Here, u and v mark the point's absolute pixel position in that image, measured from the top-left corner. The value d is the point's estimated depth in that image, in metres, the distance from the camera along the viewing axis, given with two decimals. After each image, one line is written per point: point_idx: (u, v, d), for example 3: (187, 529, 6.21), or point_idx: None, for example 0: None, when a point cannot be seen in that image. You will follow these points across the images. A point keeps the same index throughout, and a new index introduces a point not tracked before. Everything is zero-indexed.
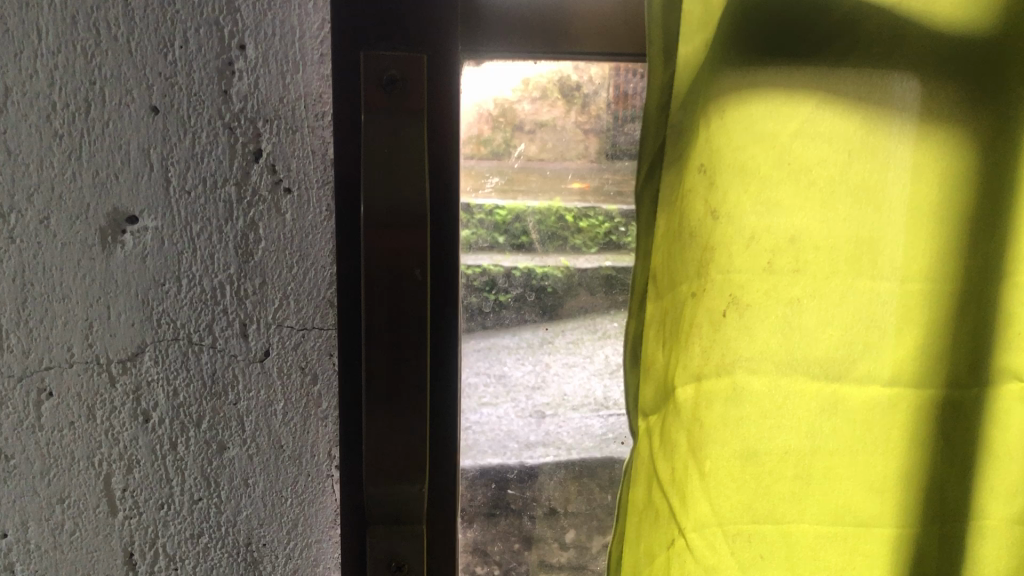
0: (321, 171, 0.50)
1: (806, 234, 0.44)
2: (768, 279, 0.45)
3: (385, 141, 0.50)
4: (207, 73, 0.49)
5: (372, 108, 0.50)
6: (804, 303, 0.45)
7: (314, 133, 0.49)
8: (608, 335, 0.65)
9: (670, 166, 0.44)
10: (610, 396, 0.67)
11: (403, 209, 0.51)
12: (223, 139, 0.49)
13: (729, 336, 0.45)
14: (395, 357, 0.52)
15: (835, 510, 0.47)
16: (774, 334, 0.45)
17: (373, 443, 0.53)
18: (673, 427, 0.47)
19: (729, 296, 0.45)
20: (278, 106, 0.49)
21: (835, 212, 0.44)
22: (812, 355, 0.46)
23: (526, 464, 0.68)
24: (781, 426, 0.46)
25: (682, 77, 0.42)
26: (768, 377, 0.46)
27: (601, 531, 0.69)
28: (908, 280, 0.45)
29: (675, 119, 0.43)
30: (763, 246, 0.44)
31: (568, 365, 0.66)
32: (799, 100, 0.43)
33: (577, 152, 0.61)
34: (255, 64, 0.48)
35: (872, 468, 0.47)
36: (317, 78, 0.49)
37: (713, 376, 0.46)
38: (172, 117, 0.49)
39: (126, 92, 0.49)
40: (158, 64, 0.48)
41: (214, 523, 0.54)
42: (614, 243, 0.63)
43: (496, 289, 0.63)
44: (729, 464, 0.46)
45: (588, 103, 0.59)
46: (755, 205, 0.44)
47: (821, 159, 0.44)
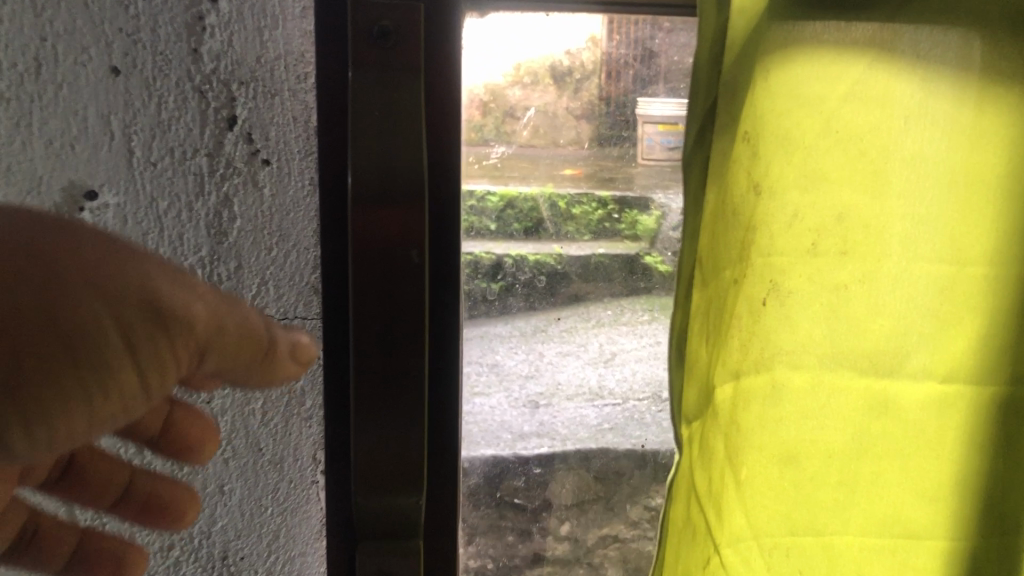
0: (303, 140, 0.45)
1: (855, 211, 0.39)
2: (812, 263, 0.40)
3: (376, 104, 0.43)
4: (175, 29, 0.43)
5: (361, 68, 0.43)
6: (852, 290, 0.40)
7: (296, 97, 0.45)
8: (602, 323, 0.60)
9: (721, 136, 0.39)
10: (605, 385, 0.61)
11: (398, 175, 0.43)
12: (193, 104, 0.44)
13: (769, 327, 0.40)
14: (389, 359, 0.44)
15: (878, 522, 0.43)
16: (818, 325, 0.40)
17: (362, 447, 0.46)
18: (709, 429, 0.42)
19: (771, 282, 0.40)
20: (255, 67, 0.44)
21: (889, 187, 0.39)
22: (858, 348, 0.41)
23: (520, 455, 0.62)
24: (823, 428, 0.41)
25: (740, 24, 0.37)
26: (810, 373, 0.41)
27: (597, 522, 0.65)
28: (967, 265, 0.40)
29: (727, 76, 0.38)
30: (807, 225, 0.39)
31: (562, 353, 0.61)
32: (850, 58, 0.38)
33: (570, 139, 0.56)
34: (229, 18, 0.43)
35: (925, 476, 0.42)
36: (299, 35, 0.44)
37: (752, 373, 0.41)
38: (133, 79, 0.43)
39: (82, 51, 0.43)
40: (119, 19, 0.42)
41: (185, 537, 0.49)
42: (607, 229, 0.58)
43: (501, 276, 0.57)
44: (766, 471, 0.42)
45: (582, 88, 0.55)
46: (798, 178, 0.39)
47: (873, 126, 0.38)
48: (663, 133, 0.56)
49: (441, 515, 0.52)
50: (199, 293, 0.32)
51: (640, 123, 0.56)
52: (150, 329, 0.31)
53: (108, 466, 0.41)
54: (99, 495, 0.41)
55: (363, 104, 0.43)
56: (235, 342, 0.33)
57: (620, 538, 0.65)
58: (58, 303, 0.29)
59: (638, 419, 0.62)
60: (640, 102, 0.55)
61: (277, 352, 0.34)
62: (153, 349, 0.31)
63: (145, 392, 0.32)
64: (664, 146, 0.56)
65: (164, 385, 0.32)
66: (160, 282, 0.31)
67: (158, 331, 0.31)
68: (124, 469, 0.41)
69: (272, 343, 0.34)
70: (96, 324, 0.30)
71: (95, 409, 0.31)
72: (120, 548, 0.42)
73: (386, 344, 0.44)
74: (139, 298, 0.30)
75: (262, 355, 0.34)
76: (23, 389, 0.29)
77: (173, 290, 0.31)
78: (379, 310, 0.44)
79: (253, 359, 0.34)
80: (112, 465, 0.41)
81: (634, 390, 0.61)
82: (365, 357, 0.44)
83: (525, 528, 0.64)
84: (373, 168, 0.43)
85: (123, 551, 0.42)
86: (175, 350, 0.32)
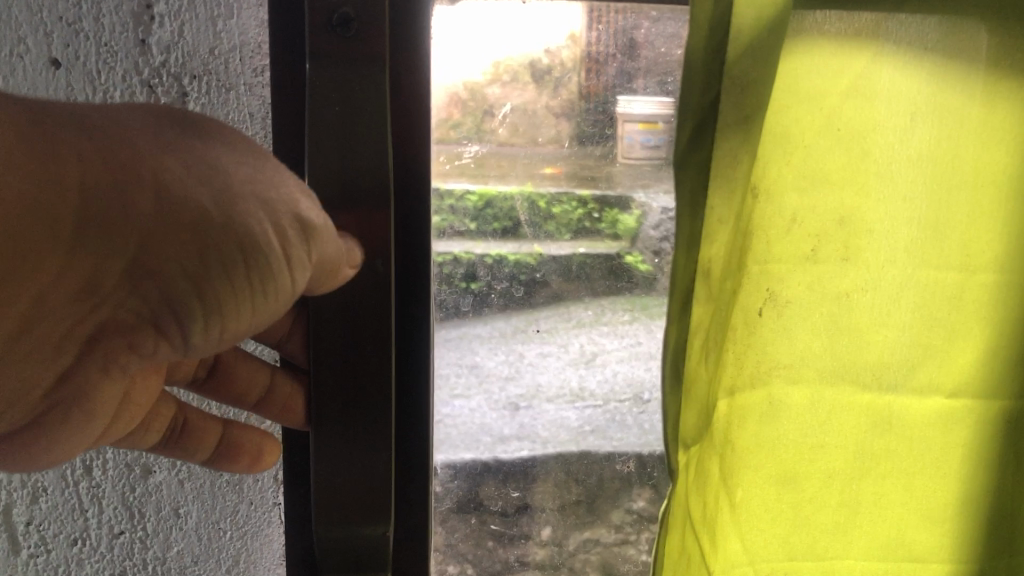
0: (260, 138, 0.43)
1: (856, 214, 0.40)
2: (810, 271, 0.40)
3: (336, 100, 0.39)
4: (121, 18, 0.41)
5: (319, 60, 0.39)
6: (854, 298, 0.41)
7: (252, 90, 0.43)
8: (582, 323, 0.57)
9: (727, 133, 0.36)
10: (586, 386, 0.59)
11: (359, 177, 0.39)
12: (142, 98, 0.42)
13: (765, 339, 0.41)
14: (352, 376, 0.41)
15: (884, 544, 0.44)
16: (817, 336, 0.41)
17: (323, 473, 0.42)
18: (702, 455, 0.41)
19: (766, 292, 0.40)
20: (208, 59, 0.42)
21: (892, 187, 0.39)
22: (860, 361, 0.41)
23: (500, 458, 0.59)
24: (822, 445, 0.42)
25: (746, 21, 0.35)
26: (812, 387, 0.42)
27: (580, 527, 0.61)
28: (972, 269, 0.40)
29: (736, 69, 0.35)
30: (806, 230, 0.39)
31: (542, 355, 0.58)
32: (856, 48, 0.37)
33: (549, 137, 0.52)
34: (180, 8, 0.41)
35: (931, 502, 0.43)
36: (254, 24, 0.42)
37: (748, 388, 0.41)
38: (75, 73, 0.42)
39: (20, 41, 0.41)
40: (58, 6, 0.41)
41: (140, 561, 0.47)
42: (587, 229, 0.55)
43: (478, 282, 0.54)
44: (767, 488, 0.42)
45: (561, 86, 0.51)
46: (796, 180, 0.39)
47: (878, 122, 0.38)
48: (643, 132, 0.52)
49: (409, 535, 0.49)
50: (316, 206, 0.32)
51: (620, 122, 0.52)
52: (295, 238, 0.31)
53: (248, 369, 0.41)
54: (243, 391, 0.41)
55: (322, 99, 0.39)
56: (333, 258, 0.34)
57: (602, 541, 0.62)
58: (216, 190, 0.29)
59: (621, 422, 0.59)
60: (619, 100, 0.52)
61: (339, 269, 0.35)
62: (293, 251, 0.31)
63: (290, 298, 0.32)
64: (645, 145, 0.53)
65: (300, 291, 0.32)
66: (300, 191, 0.32)
67: (300, 237, 0.31)
68: (263, 370, 0.42)
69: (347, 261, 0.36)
70: (253, 223, 0.29)
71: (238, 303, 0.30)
72: (256, 437, 0.41)
73: (350, 361, 0.41)
74: (282, 204, 0.31)
75: (338, 269, 0.35)
76: (184, 276, 0.29)
77: (308, 201, 0.32)
78: (342, 324, 0.40)
79: (335, 268, 0.34)
80: (253, 365, 0.42)
81: (615, 391, 0.59)
82: (326, 375, 0.41)
83: (508, 534, 0.61)
84: (330, 168, 0.39)
85: (260, 438, 0.41)
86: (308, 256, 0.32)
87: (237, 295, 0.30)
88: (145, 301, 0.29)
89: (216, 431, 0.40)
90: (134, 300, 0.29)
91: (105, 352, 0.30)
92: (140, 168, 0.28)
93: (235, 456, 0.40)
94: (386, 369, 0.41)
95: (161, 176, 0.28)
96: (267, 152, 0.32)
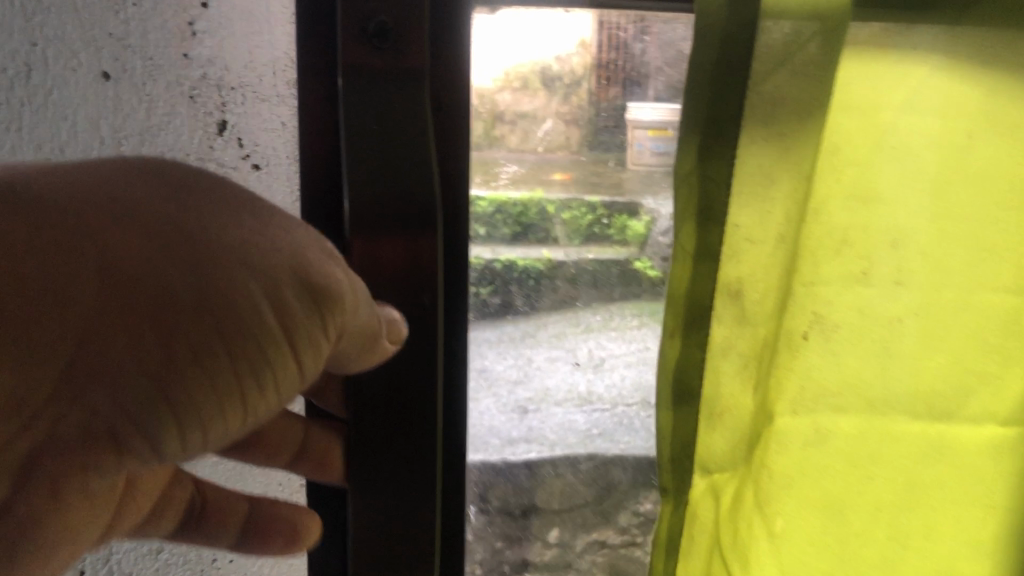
0: (288, 144, 0.49)
1: (907, 233, 0.50)
2: (855, 289, 0.51)
3: (372, 114, 0.42)
4: (165, 33, 0.45)
5: (356, 75, 0.42)
6: (904, 320, 0.51)
7: (284, 102, 0.49)
8: (591, 328, 0.61)
9: (758, 150, 0.47)
10: (593, 392, 0.62)
11: (402, 204, 0.42)
12: (183, 108, 0.46)
13: (810, 365, 0.52)
14: (400, 418, 0.43)
15: (923, 558, 0.55)
16: (859, 359, 0.52)
17: (375, 512, 0.45)
18: (725, 481, 0.53)
19: (812, 314, 0.51)
20: (244, 72, 0.47)
21: (942, 201, 0.50)
22: (900, 384, 0.53)
23: (509, 460, 0.63)
24: (860, 467, 0.53)
25: (777, 34, 0.45)
26: (854, 416, 0.53)
27: (585, 529, 0.66)
28: (1005, 268, 0.51)
29: (768, 91, 0.46)
30: (853, 250, 0.50)
31: (551, 359, 0.62)
32: (909, 68, 0.48)
33: (559, 144, 0.56)
34: (218, 25, 0.46)
35: (969, 519, 0.54)
36: (285, 41, 0.48)
37: (792, 415, 0.52)
38: (123, 83, 0.45)
39: (71, 56, 0.44)
40: (108, 23, 0.44)
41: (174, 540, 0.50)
42: (596, 235, 0.59)
43: (489, 283, 0.57)
44: (809, 507, 0.53)
45: (572, 94, 0.55)
46: (844, 201, 0.50)
47: (929, 141, 0.49)
48: (653, 139, 0.55)
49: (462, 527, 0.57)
50: (340, 268, 0.33)
51: (630, 129, 0.55)
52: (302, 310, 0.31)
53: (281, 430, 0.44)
54: (275, 451, 0.44)
55: (359, 112, 0.41)
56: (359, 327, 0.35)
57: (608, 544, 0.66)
58: (190, 272, 0.29)
59: (628, 425, 0.62)
60: (630, 108, 0.55)
61: (378, 347, 0.36)
62: (295, 326, 0.31)
63: (295, 375, 0.32)
64: (654, 151, 0.55)
65: (309, 367, 0.33)
66: (311, 244, 0.32)
67: (311, 309, 0.31)
68: (296, 428, 0.45)
69: (384, 319, 0.37)
70: (243, 302, 0.30)
71: (215, 397, 0.30)
72: (289, 517, 0.44)
73: (394, 400, 0.43)
74: (283, 271, 0.31)
75: (378, 340, 0.36)
76: (148, 377, 0.28)
77: (320, 264, 0.32)
78: (387, 367, 0.43)
79: (371, 344, 0.36)
80: (285, 428, 0.45)
81: (623, 395, 0.62)
82: (373, 415, 0.43)
83: (516, 535, 0.65)
84: (373, 196, 0.41)
85: (294, 518, 0.44)
86: (309, 323, 0.32)
87: (216, 386, 0.30)
88: (97, 411, 0.28)
89: (242, 511, 0.43)
90: (83, 409, 0.28)
91: (56, 474, 0.28)
92: (90, 255, 0.27)
93: (269, 536, 0.43)
94: (430, 404, 0.44)
95: (118, 263, 0.28)
96: (270, 210, 0.32)
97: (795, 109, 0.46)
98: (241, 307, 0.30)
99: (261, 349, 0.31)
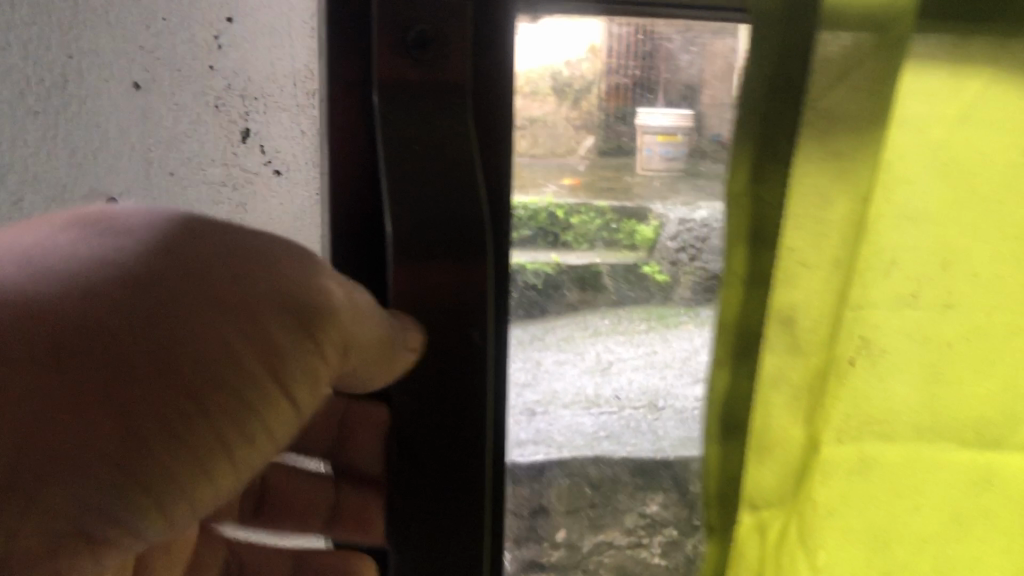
0: (309, 152, 0.50)
1: (960, 250, 0.52)
2: (903, 315, 0.53)
3: (410, 123, 0.44)
4: (192, 46, 0.48)
5: (394, 84, 0.45)
6: (954, 343, 0.53)
7: (304, 111, 0.50)
8: (599, 332, 0.65)
9: (816, 171, 0.48)
10: (601, 394, 0.67)
11: (449, 225, 0.44)
12: (208, 117, 0.49)
13: (856, 394, 0.54)
14: (448, 442, 0.44)
15: None
16: (909, 388, 0.54)
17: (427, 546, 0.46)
18: (772, 518, 0.54)
19: (860, 339, 0.53)
20: (266, 83, 0.49)
21: (996, 216, 0.51)
22: (946, 411, 0.55)
23: (516, 462, 0.66)
24: (906, 499, 0.56)
25: (835, 48, 0.46)
26: (897, 443, 0.55)
27: (592, 529, 0.70)
28: None
29: (826, 108, 0.47)
30: (903, 273, 0.52)
31: (559, 362, 0.65)
32: (961, 81, 0.49)
33: (569, 148, 0.58)
34: (242, 38, 0.48)
35: (994, 539, 0.57)
36: (305, 53, 0.49)
37: (841, 445, 0.54)
38: (153, 93, 0.48)
39: (104, 68, 0.48)
40: (139, 36, 0.47)
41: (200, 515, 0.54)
42: (605, 238, 0.62)
43: None
44: (854, 536, 0.56)
45: (582, 99, 0.58)
46: (895, 219, 0.51)
47: (983, 152, 0.50)
48: (662, 144, 0.59)
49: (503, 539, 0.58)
50: (339, 288, 0.39)
51: (640, 134, 0.59)
52: (309, 341, 0.37)
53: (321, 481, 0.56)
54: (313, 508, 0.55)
55: (394, 124, 0.44)
56: (370, 338, 0.40)
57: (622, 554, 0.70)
58: (202, 337, 0.34)
59: (633, 427, 0.68)
60: (639, 113, 0.58)
61: (393, 351, 0.41)
62: (301, 359, 0.37)
63: (306, 398, 0.38)
64: (662, 157, 0.60)
65: (320, 385, 0.38)
66: (301, 272, 0.37)
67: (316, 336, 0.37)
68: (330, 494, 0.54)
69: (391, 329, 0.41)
70: (248, 347, 0.35)
71: (232, 439, 0.35)
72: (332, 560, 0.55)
73: (444, 423, 0.44)
74: (287, 312, 0.36)
75: (393, 350, 0.41)
76: (173, 437, 0.33)
77: (319, 296, 0.37)
78: (431, 383, 0.44)
79: (385, 354, 0.41)
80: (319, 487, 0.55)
81: (630, 399, 0.67)
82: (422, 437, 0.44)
83: (525, 534, 0.68)
84: (423, 220, 0.43)
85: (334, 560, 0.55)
86: (313, 351, 0.37)
87: (233, 430, 0.35)
88: (130, 480, 0.32)
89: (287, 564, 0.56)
90: (122, 483, 0.32)
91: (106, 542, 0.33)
92: (106, 348, 0.32)
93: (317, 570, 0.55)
94: (480, 426, 0.45)
95: (138, 346, 0.32)
96: (265, 254, 0.37)
97: (851, 125, 0.48)
98: (248, 351, 0.35)
99: (275, 386, 0.36)
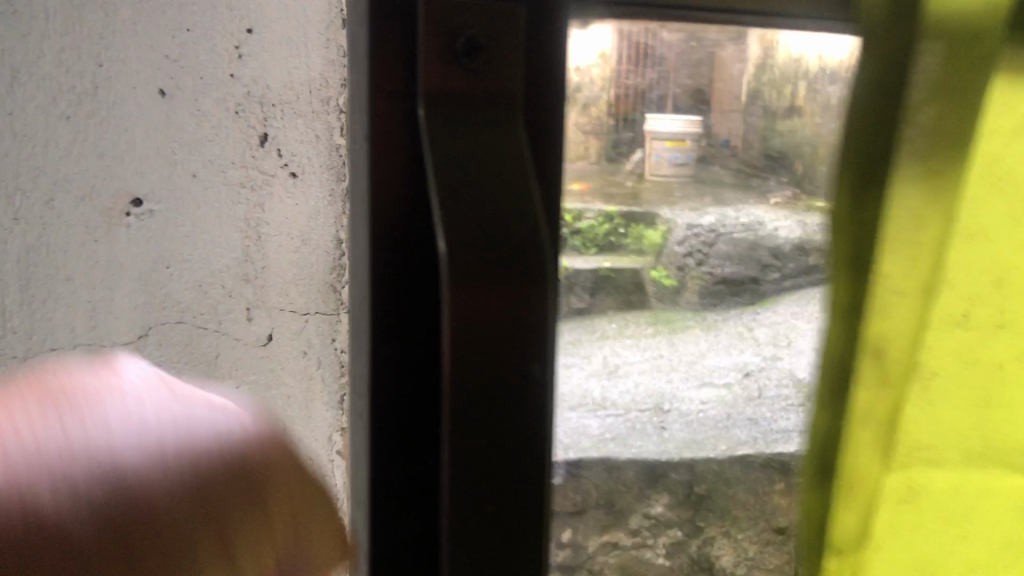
0: (324, 155, 0.53)
1: (1008, 272, 0.58)
2: (959, 338, 0.59)
3: (460, 142, 0.46)
4: (215, 55, 0.51)
5: (438, 96, 0.46)
6: (1008, 368, 0.59)
7: (319, 116, 0.52)
8: (605, 335, 0.79)
9: (897, 196, 0.54)
10: (605, 398, 0.83)
11: (505, 235, 0.45)
12: (229, 122, 0.52)
13: (916, 424, 0.59)
14: (504, 437, 0.47)
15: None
16: (959, 414, 0.59)
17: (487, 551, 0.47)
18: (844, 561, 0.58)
19: (923, 366, 0.58)
20: (283, 91, 0.52)
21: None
22: (1001, 441, 0.60)
23: None
24: (959, 530, 0.61)
25: (920, 67, 0.52)
26: (947, 471, 0.60)
27: (599, 529, 0.83)
28: None
29: (914, 117, 0.53)
30: (961, 293, 0.58)
31: (567, 364, 0.78)
32: (1005, 95, 0.56)
33: (578, 152, 0.64)
34: (261, 47, 0.51)
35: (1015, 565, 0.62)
36: (321, 63, 0.52)
37: (903, 465, 0.60)
38: (178, 99, 0.52)
39: (132, 76, 0.51)
40: (166, 46, 0.51)
41: None
42: (611, 242, 0.74)
43: None
44: (901, 564, 0.61)
45: (591, 105, 0.63)
46: (963, 237, 0.58)
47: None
48: (669, 150, 0.71)
49: None
50: (277, 452, 0.34)
51: (650, 138, 0.70)
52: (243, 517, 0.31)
53: None
54: None
55: (442, 137, 0.46)
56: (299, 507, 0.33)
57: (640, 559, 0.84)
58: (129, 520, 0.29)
59: (635, 427, 0.85)
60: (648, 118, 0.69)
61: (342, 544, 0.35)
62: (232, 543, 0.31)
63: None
64: (671, 161, 0.72)
65: None
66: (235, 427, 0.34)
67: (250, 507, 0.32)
68: None
69: (341, 518, 0.35)
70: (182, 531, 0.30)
71: None
72: None
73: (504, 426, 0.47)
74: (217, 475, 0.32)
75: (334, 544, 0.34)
76: None
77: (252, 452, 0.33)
78: (478, 385, 0.46)
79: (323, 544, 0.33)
80: None
81: (636, 401, 0.84)
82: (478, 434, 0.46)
83: None
84: (475, 228, 0.45)
85: None
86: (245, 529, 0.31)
87: None
88: None
89: None
90: None
91: None
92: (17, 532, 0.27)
93: None
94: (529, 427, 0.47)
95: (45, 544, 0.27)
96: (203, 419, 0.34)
97: (935, 137, 0.53)
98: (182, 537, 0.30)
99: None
